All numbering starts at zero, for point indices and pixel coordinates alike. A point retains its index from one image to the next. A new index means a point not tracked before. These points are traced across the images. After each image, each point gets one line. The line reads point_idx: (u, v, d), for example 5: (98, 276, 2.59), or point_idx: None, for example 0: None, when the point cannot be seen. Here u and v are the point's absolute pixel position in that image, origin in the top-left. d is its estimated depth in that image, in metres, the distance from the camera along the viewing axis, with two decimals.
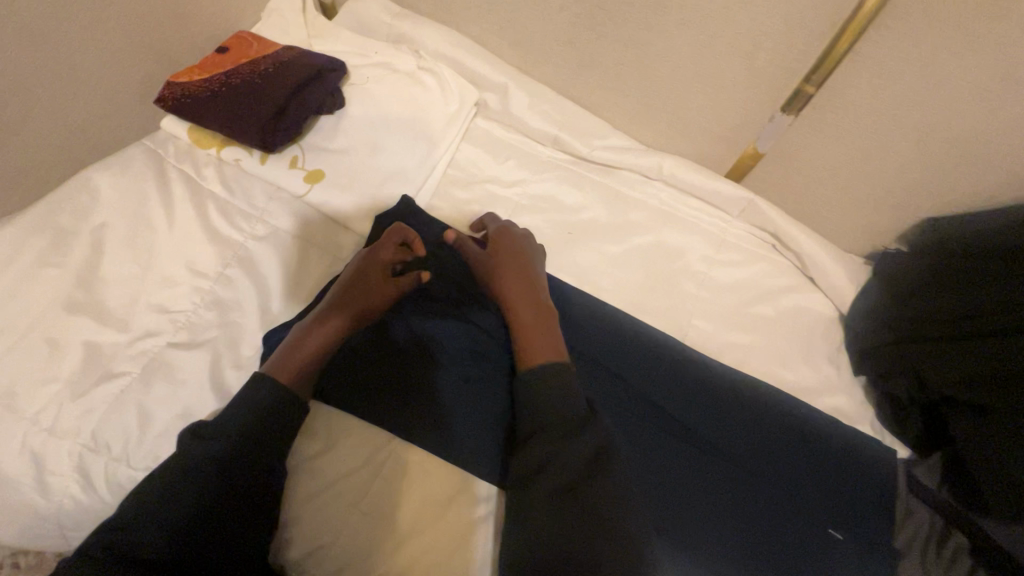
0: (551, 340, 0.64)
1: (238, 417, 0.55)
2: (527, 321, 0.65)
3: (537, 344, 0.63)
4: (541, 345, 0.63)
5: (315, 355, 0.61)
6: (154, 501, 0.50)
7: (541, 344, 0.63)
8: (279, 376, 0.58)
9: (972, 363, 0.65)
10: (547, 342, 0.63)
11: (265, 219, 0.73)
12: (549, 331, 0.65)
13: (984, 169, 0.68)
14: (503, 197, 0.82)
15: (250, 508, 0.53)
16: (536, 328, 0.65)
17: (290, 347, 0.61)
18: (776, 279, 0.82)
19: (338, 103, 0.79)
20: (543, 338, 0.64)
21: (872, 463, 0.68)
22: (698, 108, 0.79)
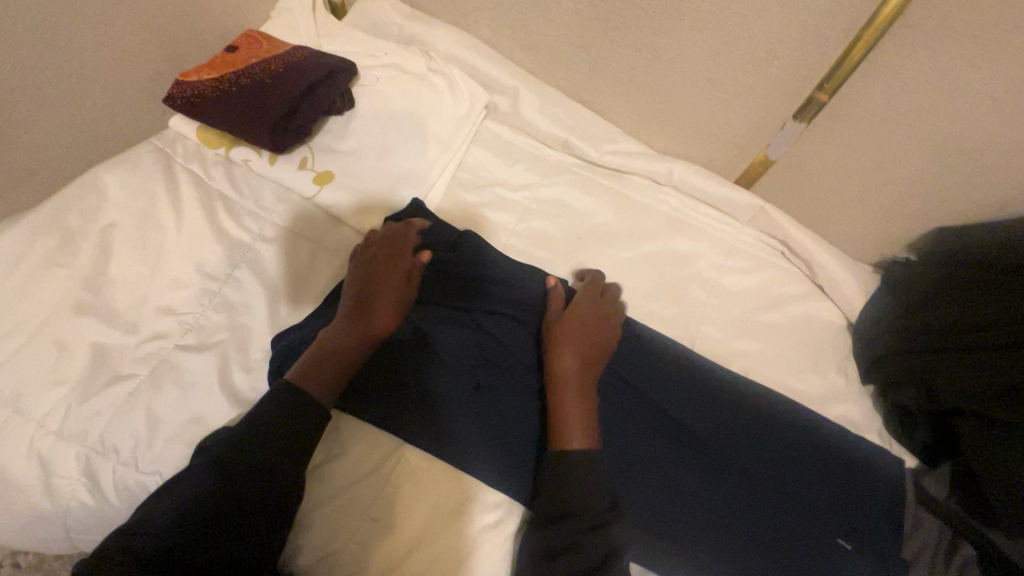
0: (586, 420, 0.61)
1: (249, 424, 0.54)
2: (577, 398, 0.62)
3: (570, 425, 0.60)
4: (579, 428, 0.60)
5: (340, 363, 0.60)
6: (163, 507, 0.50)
7: (581, 424, 0.60)
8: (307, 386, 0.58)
9: (981, 375, 0.65)
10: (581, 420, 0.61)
11: (274, 220, 0.72)
12: (589, 410, 0.62)
13: (997, 180, 0.67)
14: (513, 201, 0.81)
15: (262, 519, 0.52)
16: (577, 402, 0.61)
17: (315, 355, 0.60)
18: (786, 286, 0.81)
19: (347, 105, 0.79)
20: (579, 416, 0.61)
21: (883, 474, 0.68)
22: (710, 114, 0.79)
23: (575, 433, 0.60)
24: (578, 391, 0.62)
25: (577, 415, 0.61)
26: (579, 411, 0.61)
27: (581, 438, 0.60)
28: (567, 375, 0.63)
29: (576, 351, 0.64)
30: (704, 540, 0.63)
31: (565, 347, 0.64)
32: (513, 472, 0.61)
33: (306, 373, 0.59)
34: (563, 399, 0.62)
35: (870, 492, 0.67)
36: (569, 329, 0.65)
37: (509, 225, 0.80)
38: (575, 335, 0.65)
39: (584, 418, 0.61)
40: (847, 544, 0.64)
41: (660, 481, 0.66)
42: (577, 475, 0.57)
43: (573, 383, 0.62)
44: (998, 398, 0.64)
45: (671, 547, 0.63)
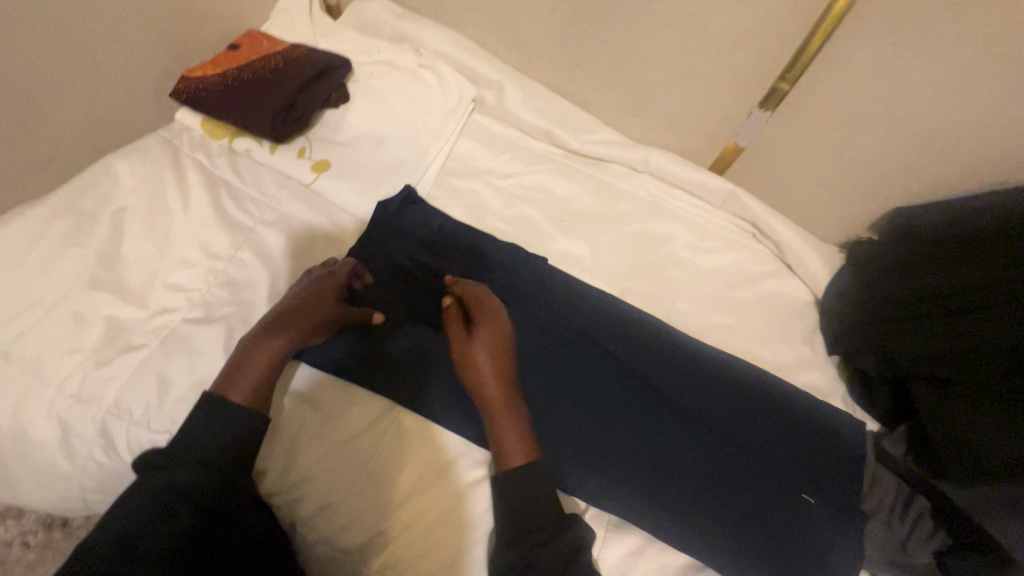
0: (519, 432, 0.61)
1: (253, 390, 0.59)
2: (507, 414, 0.61)
3: (506, 442, 0.60)
4: (513, 443, 0.60)
5: (265, 374, 0.60)
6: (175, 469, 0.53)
7: (513, 438, 0.60)
8: (231, 396, 0.58)
9: (955, 341, 0.69)
10: (515, 434, 0.61)
11: (275, 205, 0.77)
12: (519, 421, 0.61)
13: (945, 161, 0.73)
14: (500, 188, 0.87)
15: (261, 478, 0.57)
16: (505, 414, 0.61)
17: (235, 365, 0.60)
18: (757, 265, 0.87)
19: (343, 98, 0.84)
20: (509, 427, 0.61)
21: (845, 435, 0.73)
22: (682, 104, 0.84)
23: (513, 451, 0.60)
24: (506, 403, 0.62)
25: (508, 432, 0.60)
26: (510, 424, 0.61)
27: (517, 453, 0.59)
28: (488, 389, 0.62)
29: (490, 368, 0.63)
30: (679, 495, 0.68)
31: (481, 355, 0.63)
32: None
33: (229, 386, 0.58)
34: (495, 417, 0.61)
35: (832, 451, 0.72)
36: (484, 334, 0.64)
37: (496, 210, 0.85)
38: (490, 340, 0.64)
39: (515, 430, 0.61)
40: (810, 498, 0.69)
41: (639, 441, 0.71)
42: None
43: (496, 396, 0.62)
44: (969, 363, 0.68)
45: (648, 501, 0.68)
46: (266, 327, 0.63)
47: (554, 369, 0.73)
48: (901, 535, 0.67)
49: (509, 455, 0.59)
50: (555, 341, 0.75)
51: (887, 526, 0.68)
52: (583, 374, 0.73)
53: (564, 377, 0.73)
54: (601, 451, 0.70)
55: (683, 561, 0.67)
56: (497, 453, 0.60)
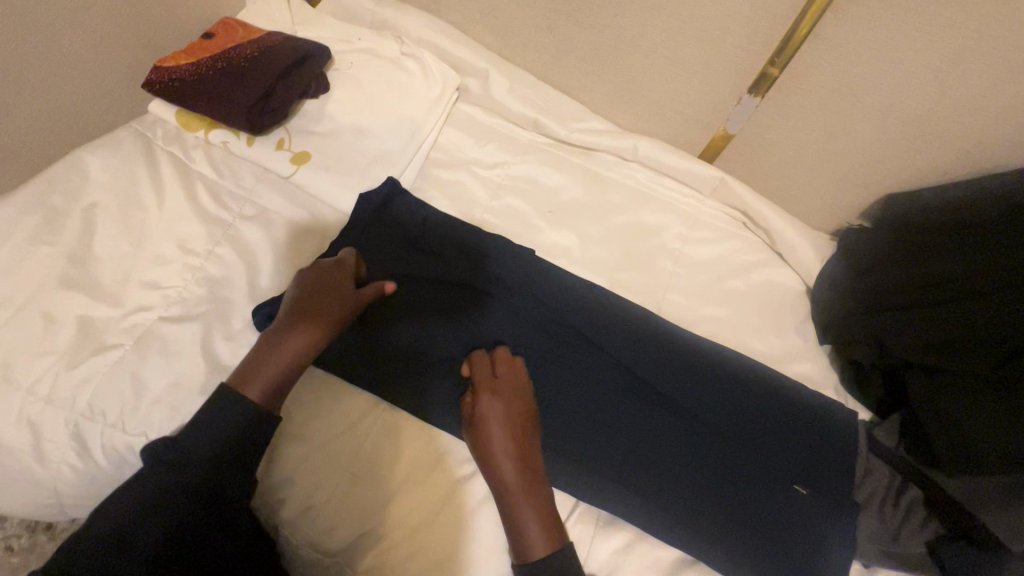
0: (541, 520, 0.59)
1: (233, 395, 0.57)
2: (524, 503, 0.59)
3: (527, 531, 0.58)
4: (535, 534, 0.58)
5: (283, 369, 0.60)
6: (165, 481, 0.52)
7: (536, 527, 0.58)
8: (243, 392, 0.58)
9: (947, 324, 0.68)
10: (536, 522, 0.59)
11: (254, 200, 0.75)
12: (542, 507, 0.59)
13: (937, 147, 0.72)
14: (486, 179, 0.85)
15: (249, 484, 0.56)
16: (525, 503, 0.59)
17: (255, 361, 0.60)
18: (748, 255, 0.85)
19: (323, 88, 0.81)
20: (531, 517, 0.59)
21: (837, 425, 0.72)
22: (671, 92, 0.82)
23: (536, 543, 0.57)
24: (526, 492, 0.60)
25: (530, 524, 0.58)
26: (530, 513, 0.59)
27: (541, 545, 0.57)
28: (507, 478, 0.60)
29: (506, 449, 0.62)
30: (671, 490, 0.67)
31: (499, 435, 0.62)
32: None
33: (245, 383, 0.59)
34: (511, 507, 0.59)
35: (824, 440, 0.71)
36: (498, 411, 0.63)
37: (482, 202, 0.83)
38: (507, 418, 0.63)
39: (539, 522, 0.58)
40: (802, 489, 0.68)
41: (630, 436, 0.69)
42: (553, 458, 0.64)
43: (516, 484, 0.60)
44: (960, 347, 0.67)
45: (639, 496, 0.67)
46: (280, 330, 0.62)
47: (542, 364, 0.72)
48: (894, 526, 0.66)
49: (532, 549, 0.57)
50: (542, 335, 0.73)
51: (880, 516, 0.67)
52: (571, 368, 0.72)
53: (553, 371, 0.71)
54: (591, 447, 0.68)
55: (674, 556, 0.66)
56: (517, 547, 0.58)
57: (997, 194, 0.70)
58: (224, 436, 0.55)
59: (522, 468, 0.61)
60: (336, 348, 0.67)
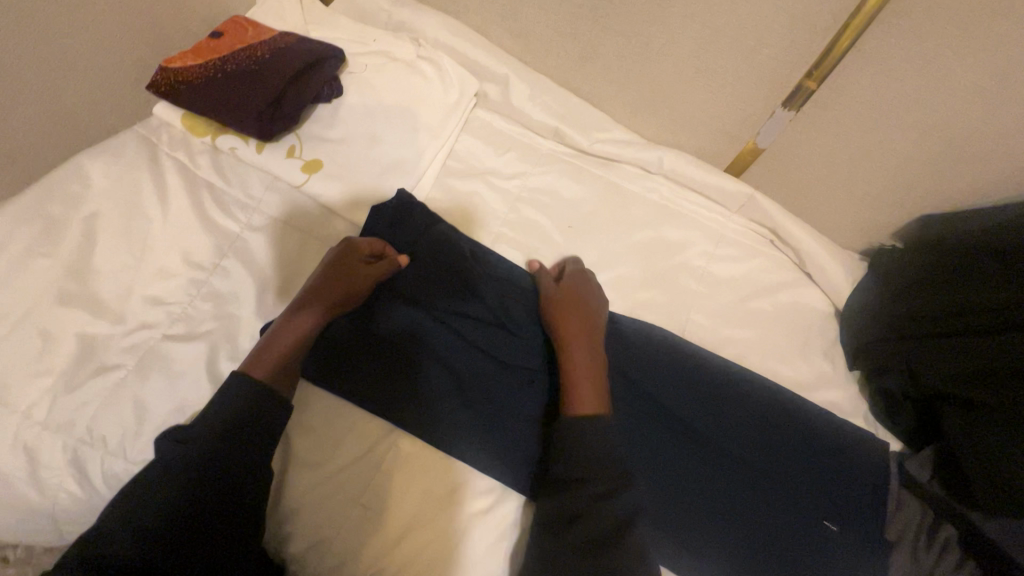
0: (594, 382, 0.62)
1: (240, 423, 0.54)
2: (584, 355, 0.64)
3: (582, 383, 0.61)
4: (588, 387, 0.61)
5: (288, 344, 0.60)
6: (154, 514, 0.48)
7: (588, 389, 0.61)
8: (251, 372, 0.58)
9: (993, 358, 0.63)
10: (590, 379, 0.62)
11: (261, 209, 0.71)
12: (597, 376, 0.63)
13: (981, 169, 0.68)
14: (503, 189, 0.81)
15: (242, 510, 0.53)
16: (584, 361, 0.63)
17: (264, 342, 0.60)
18: (775, 274, 0.82)
19: (336, 93, 0.77)
20: (591, 387, 0.62)
21: (867, 457, 0.69)
22: (699, 102, 0.79)
23: (587, 396, 0.61)
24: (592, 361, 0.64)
25: (586, 375, 0.62)
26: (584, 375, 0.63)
27: (591, 397, 0.61)
28: (573, 337, 0.65)
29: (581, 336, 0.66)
30: (694, 525, 0.65)
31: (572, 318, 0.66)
32: (502, 458, 0.62)
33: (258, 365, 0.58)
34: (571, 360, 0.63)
35: (855, 475, 0.68)
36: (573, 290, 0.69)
37: (500, 214, 0.80)
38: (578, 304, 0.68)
39: (592, 379, 0.62)
40: (832, 526, 0.65)
41: (653, 466, 0.67)
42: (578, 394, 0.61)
43: (580, 345, 0.64)
44: (1005, 385, 0.63)
45: (658, 530, 0.65)
46: (292, 307, 0.63)
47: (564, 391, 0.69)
48: (929, 564, 0.64)
49: (584, 398, 0.60)
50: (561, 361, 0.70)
51: (914, 555, 0.65)
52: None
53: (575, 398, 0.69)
54: None
55: None
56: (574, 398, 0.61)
57: None
58: (210, 453, 0.52)
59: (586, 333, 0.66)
60: (345, 367, 0.64)
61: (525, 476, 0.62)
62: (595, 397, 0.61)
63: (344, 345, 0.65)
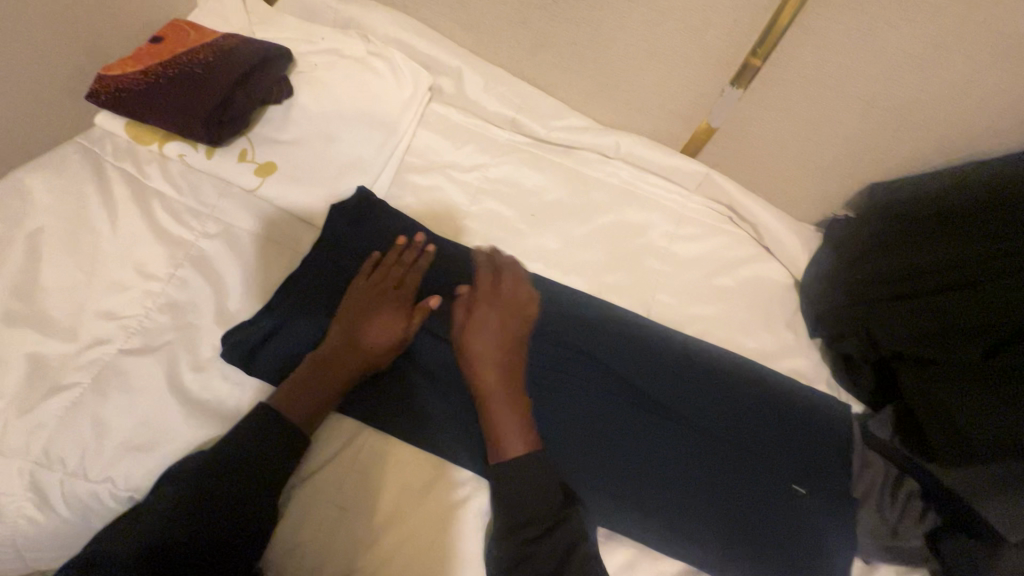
0: (517, 426, 0.60)
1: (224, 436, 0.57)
2: (501, 397, 0.61)
3: (506, 429, 0.59)
4: (512, 433, 0.59)
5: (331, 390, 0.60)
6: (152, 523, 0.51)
7: (513, 429, 0.59)
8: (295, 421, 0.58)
9: (945, 318, 0.67)
10: (514, 421, 0.60)
11: (217, 216, 0.70)
12: (519, 411, 0.61)
13: (921, 135, 0.71)
14: (464, 183, 0.81)
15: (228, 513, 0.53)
16: (502, 402, 0.61)
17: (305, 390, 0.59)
18: (735, 250, 0.84)
19: (286, 93, 0.76)
20: (509, 419, 0.60)
21: (831, 421, 0.72)
22: (651, 86, 0.80)
23: (514, 442, 0.59)
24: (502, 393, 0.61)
25: (507, 420, 0.60)
26: (504, 412, 0.60)
27: (513, 442, 0.59)
28: (488, 382, 0.61)
29: (495, 370, 0.62)
30: (672, 501, 0.66)
31: (480, 350, 0.62)
32: (478, 448, 0.62)
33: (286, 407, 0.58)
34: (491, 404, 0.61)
35: (821, 438, 0.70)
36: (487, 314, 0.64)
37: (462, 207, 0.79)
38: (490, 327, 0.64)
39: (516, 420, 0.60)
40: (801, 489, 0.67)
41: (624, 448, 0.68)
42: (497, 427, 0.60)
43: (495, 389, 0.61)
44: (957, 341, 0.66)
45: (638, 508, 0.65)
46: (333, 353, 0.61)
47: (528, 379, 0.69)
48: (895, 519, 0.66)
49: (508, 445, 0.59)
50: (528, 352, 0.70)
51: (880, 511, 0.67)
52: (557, 383, 0.70)
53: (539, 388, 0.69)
54: (590, 464, 0.66)
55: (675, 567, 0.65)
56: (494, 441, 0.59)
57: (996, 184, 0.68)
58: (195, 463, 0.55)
59: (505, 364, 0.63)
60: None
61: None
62: (521, 441, 0.59)
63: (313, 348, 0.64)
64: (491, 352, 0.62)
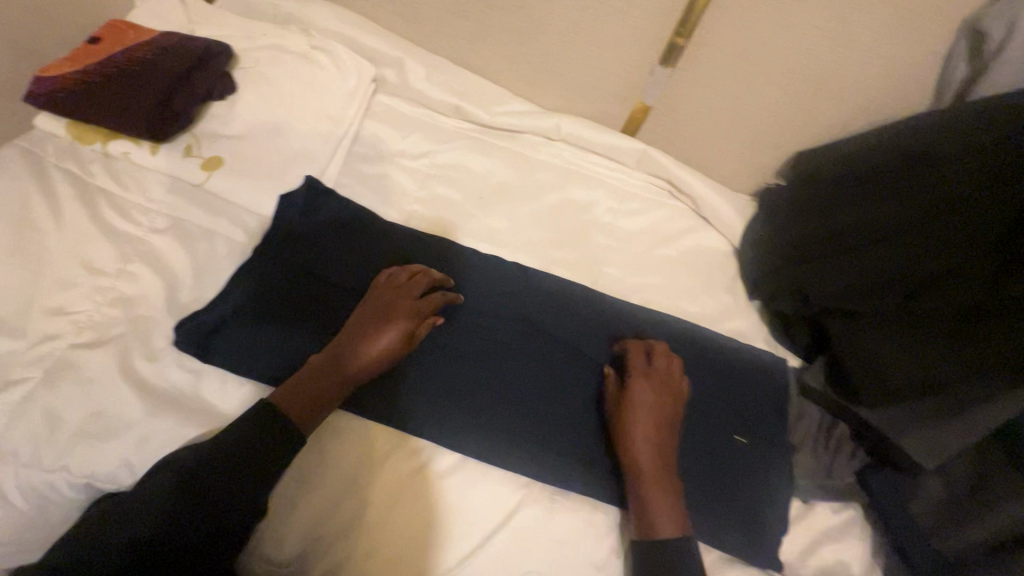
0: (675, 508, 0.59)
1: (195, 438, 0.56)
2: (651, 483, 0.60)
3: (658, 511, 0.58)
4: (666, 516, 0.58)
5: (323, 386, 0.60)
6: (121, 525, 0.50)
7: (666, 510, 0.58)
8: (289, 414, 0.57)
9: (865, 271, 0.71)
10: (665, 503, 0.59)
11: (165, 211, 0.71)
12: (670, 490, 0.60)
13: (835, 103, 0.77)
14: (413, 170, 0.83)
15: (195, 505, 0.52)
16: (659, 485, 0.60)
17: (302, 383, 0.59)
18: (677, 222, 0.88)
19: (230, 88, 0.77)
20: (664, 500, 0.59)
21: (770, 375, 0.77)
22: (586, 68, 0.83)
23: (664, 523, 0.58)
24: (654, 477, 0.60)
25: (661, 505, 0.58)
26: (654, 490, 0.59)
27: (671, 526, 0.57)
28: (640, 459, 0.61)
29: (648, 438, 0.62)
30: (621, 456, 0.66)
31: (640, 413, 0.63)
32: (432, 419, 0.64)
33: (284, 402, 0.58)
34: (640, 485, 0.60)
35: (761, 391, 0.75)
36: (644, 389, 0.65)
37: (411, 193, 0.82)
38: (652, 390, 0.65)
39: (669, 502, 0.59)
40: (742, 440, 0.71)
41: (574, 409, 0.68)
42: (642, 505, 0.59)
43: (659, 468, 0.61)
44: (876, 292, 0.71)
45: (588, 466, 0.65)
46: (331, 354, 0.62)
47: (470, 347, 0.69)
48: (828, 460, 0.71)
49: (658, 528, 0.57)
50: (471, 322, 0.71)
51: (815, 454, 0.72)
52: (503, 351, 0.70)
53: (485, 355, 0.69)
54: (534, 425, 0.66)
55: None
56: (648, 521, 0.58)
57: (897, 135, 0.73)
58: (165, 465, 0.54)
59: (660, 443, 0.62)
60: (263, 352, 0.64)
61: (455, 432, 0.64)
62: (671, 520, 0.58)
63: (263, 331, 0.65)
64: (650, 426, 0.62)
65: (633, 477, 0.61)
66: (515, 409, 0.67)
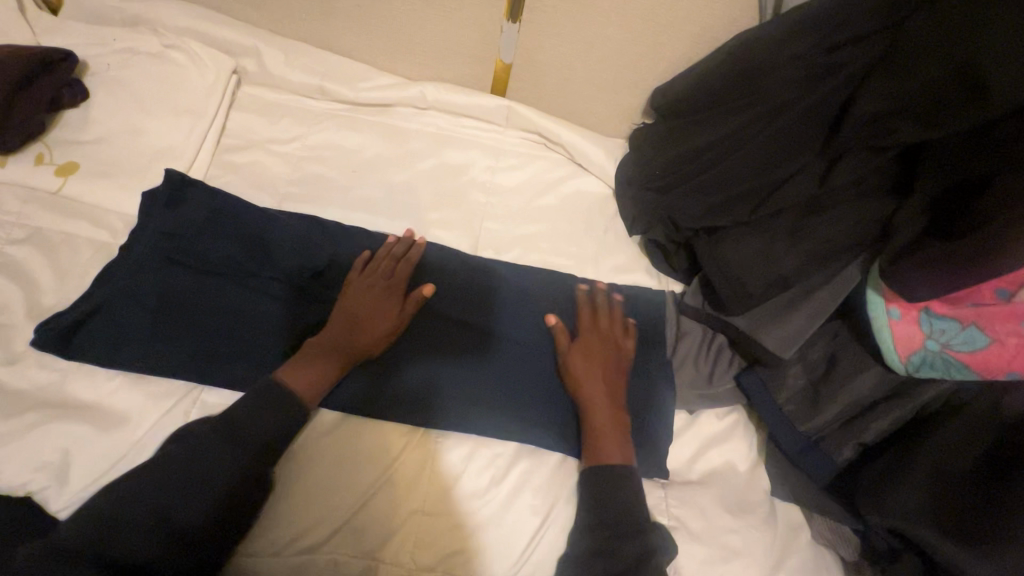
0: (617, 445, 0.65)
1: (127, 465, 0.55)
2: (608, 419, 0.66)
3: (610, 447, 0.64)
4: (615, 451, 0.64)
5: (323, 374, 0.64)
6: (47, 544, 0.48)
7: (617, 445, 0.65)
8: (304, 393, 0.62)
9: (720, 187, 0.74)
10: (616, 439, 0.65)
11: (21, 221, 0.71)
12: (618, 426, 0.66)
13: (674, 35, 0.80)
14: (284, 153, 0.84)
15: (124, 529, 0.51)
16: (609, 425, 0.66)
17: (305, 368, 0.63)
18: (553, 172, 0.91)
19: (80, 94, 0.78)
20: (615, 436, 0.65)
21: (647, 300, 0.78)
22: (439, 34, 0.86)
23: (615, 457, 0.64)
24: (610, 417, 0.66)
25: (612, 441, 0.65)
26: (609, 428, 0.66)
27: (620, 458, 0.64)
28: (595, 400, 0.67)
29: (600, 383, 0.68)
30: (509, 394, 0.68)
31: (592, 363, 0.69)
32: None
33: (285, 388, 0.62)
34: (596, 426, 0.66)
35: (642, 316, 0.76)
36: (587, 342, 0.71)
37: (283, 174, 0.82)
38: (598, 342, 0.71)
39: (617, 438, 0.65)
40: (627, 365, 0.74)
41: (452, 354, 0.70)
42: (598, 441, 0.65)
43: (606, 407, 0.67)
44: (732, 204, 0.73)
45: (478, 408, 0.67)
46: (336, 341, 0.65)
47: None
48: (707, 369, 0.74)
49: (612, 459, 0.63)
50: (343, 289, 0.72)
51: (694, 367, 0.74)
52: None
53: None
54: (419, 379, 0.67)
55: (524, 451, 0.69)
56: (600, 456, 0.64)
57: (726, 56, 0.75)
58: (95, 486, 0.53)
59: (610, 386, 0.69)
60: (129, 344, 0.64)
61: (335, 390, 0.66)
62: (621, 454, 0.64)
63: (127, 323, 0.65)
64: (602, 377, 0.69)
65: (588, 417, 0.66)
66: (397, 364, 0.68)
